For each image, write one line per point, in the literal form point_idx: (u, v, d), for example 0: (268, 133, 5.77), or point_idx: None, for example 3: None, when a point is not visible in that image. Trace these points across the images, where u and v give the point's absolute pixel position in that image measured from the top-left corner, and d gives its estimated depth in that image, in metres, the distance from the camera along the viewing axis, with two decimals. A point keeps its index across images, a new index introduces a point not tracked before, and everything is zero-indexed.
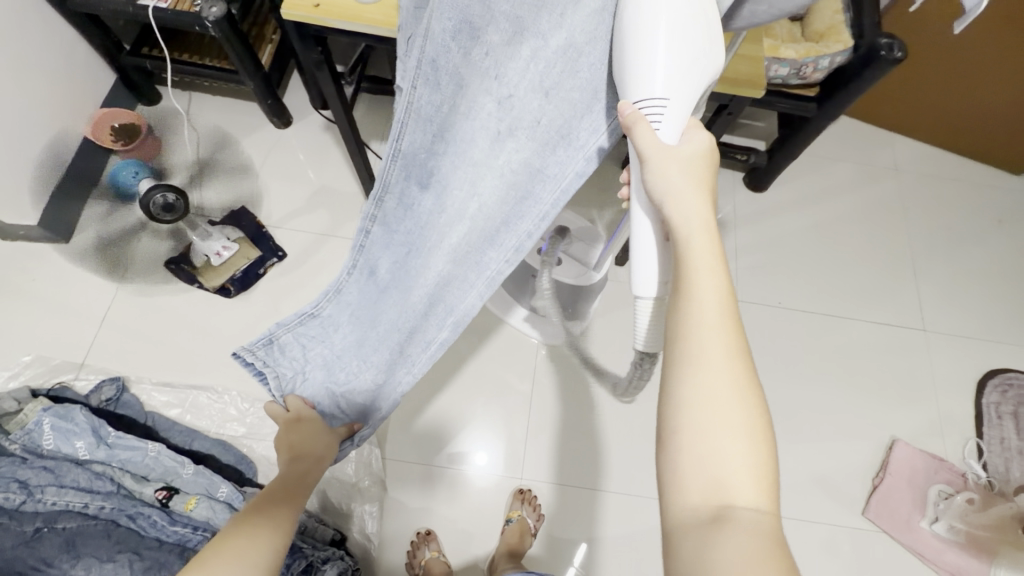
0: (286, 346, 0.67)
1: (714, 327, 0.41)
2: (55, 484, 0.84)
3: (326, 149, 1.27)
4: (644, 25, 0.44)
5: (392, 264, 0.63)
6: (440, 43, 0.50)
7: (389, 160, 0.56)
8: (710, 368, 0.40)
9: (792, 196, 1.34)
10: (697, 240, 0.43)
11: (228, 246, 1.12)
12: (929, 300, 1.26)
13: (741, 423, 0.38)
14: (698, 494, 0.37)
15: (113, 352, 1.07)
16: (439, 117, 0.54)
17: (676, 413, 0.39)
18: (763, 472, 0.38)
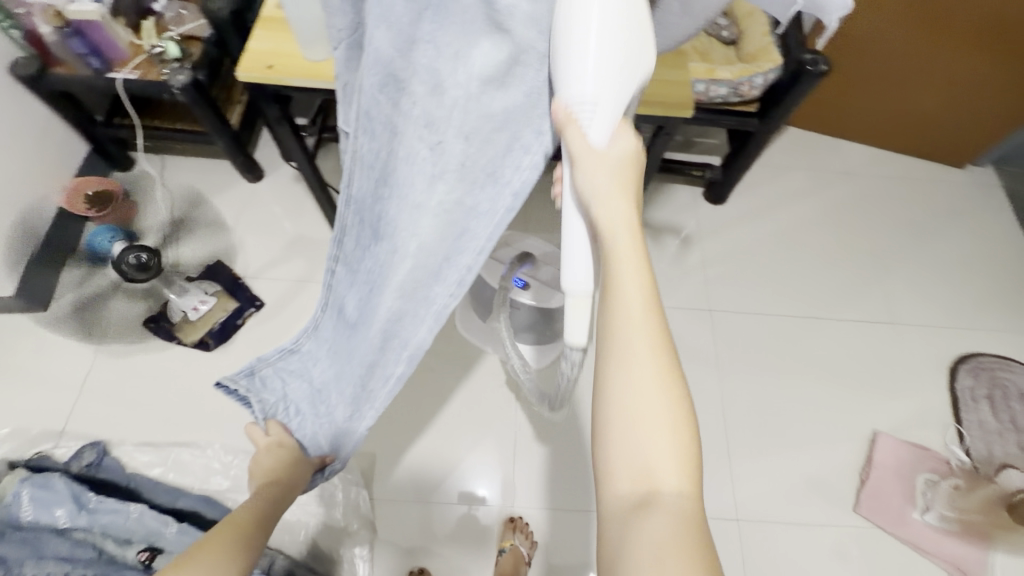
0: (267, 378, 0.69)
1: (641, 338, 0.43)
2: (33, 557, 0.82)
3: (299, 199, 1.32)
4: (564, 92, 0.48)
5: (354, 301, 0.61)
6: (370, 96, 0.51)
7: (343, 205, 0.58)
8: (633, 373, 0.43)
9: (751, 206, 1.39)
10: (620, 237, 0.46)
11: (205, 300, 1.15)
12: (893, 294, 1.30)
13: (662, 422, 0.42)
14: (627, 484, 0.41)
15: (94, 417, 1.06)
16: (380, 157, 0.54)
17: (605, 421, 0.43)
18: (685, 459, 0.42)
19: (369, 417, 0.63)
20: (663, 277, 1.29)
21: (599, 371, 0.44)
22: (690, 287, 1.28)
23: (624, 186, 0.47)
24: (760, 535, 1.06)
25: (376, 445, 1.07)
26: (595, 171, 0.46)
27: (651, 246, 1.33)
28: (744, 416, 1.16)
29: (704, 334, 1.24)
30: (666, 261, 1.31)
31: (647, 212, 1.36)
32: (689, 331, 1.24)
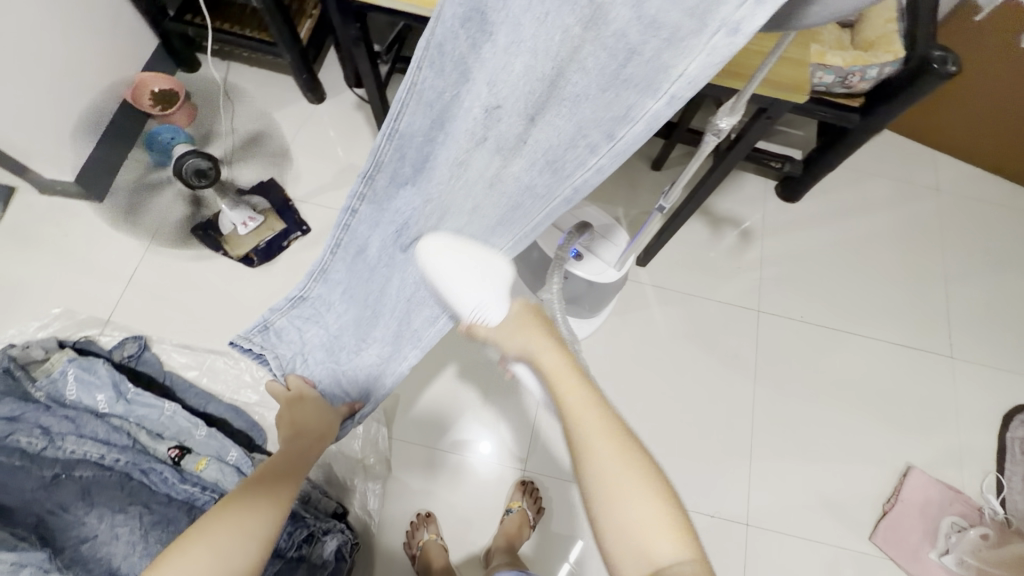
0: (280, 330, 0.71)
1: (597, 436, 0.49)
2: (74, 433, 0.88)
3: (356, 127, 1.28)
4: (657, 95, 0.44)
5: (381, 241, 0.62)
6: (448, 27, 0.42)
7: (383, 139, 0.51)
8: (605, 475, 0.48)
9: (824, 209, 1.30)
10: (550, 364, 0.54)
11: (254, 217, 1.14)
12: (960, 327, 1.22)
13: (648, 503, 0.48)
14: (634, 571, 0.46)
15: (138, 311, 1.09)
16: (435, 113, 0.49)
17: (599, 518, 0.49)
18: (676, 531, 0.47)
19: (412, 355, 0.76)
20: (717, 269, 1.23)
21: (582, 479, 0.50)
22: (743, 284, 1.22)
23: (538, 329, 0.57)
24: (766, 543, 1.04)
25: (401, 386, 1.08)
26: (503, 339, 0.58)
27: (709, 234, 1.26)
28: (773, 424, 1.13)
29: (748, 335, 1.19)
30: (722, 253, 1.25)
31: (712, 198, 1.29)
32: (732, 329, 1.19)
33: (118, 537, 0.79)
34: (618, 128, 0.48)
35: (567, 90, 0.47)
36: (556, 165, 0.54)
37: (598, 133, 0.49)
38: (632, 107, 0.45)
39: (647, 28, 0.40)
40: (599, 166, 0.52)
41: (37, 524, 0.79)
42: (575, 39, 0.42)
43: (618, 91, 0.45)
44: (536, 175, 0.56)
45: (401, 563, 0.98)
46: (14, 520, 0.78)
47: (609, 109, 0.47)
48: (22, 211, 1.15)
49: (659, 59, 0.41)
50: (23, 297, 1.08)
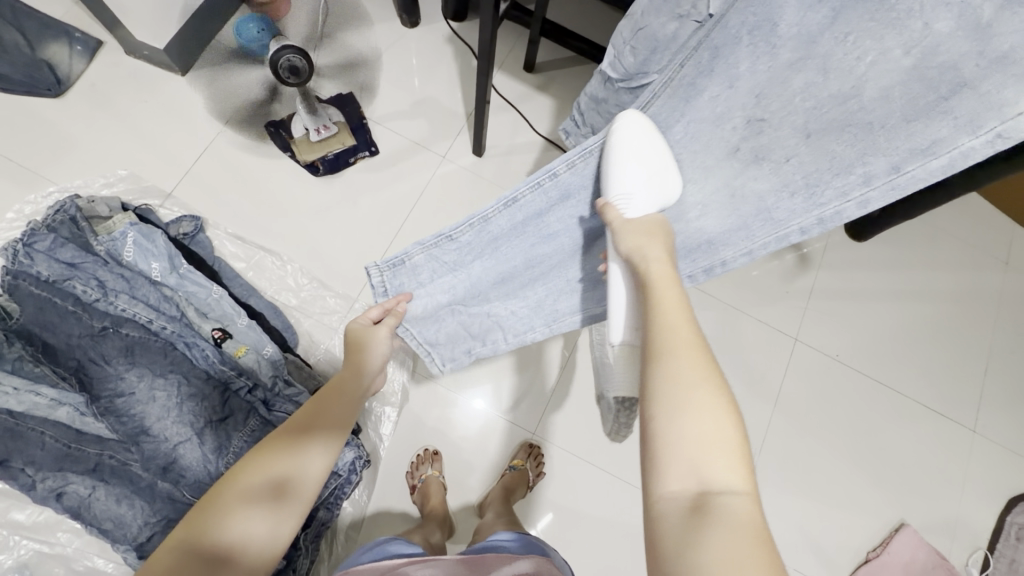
0: (416, 267, 0.72)
1: (681, 338, 0.48)
2: (128, 293, 0.91)
3: (442, 60, 1.26)
4: (974, 135, 0.45)
5: (571, 220, 0.68)
6: (732, 32, 0.48)
7: (627, 122, 0.58)
8: (675, 375, 0.45)
9: (887, 255, 1.27)
10: (654, 269, 0.55)
11: (328, 126, 1.14)
12: (989, 403, 1.20)
13: (711, 416, 0.43)
14: (678, 484, 0.41)
15: (199, 192, 1.11)
16: (675, 113, 0.58)
17: (660, 424, 0.43)
18: (739, 458, 0.42)
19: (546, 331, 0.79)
20: (764, 288, 1.22)
21: (652, 377, 0.46)
22: (787, 309, 1.21)
23: (653, 235, 0.58)
24: None
25: None
26: (619, 232, 0.59)
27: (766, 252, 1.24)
28: (781, 450, 1.14)
29: (780, 358, 1.19)
30: (774, 274, 1.23)
31: None
32: (765, 351, 1.19)
33: (154, 400, 0.84)
34: (911, 162, 0.50)
35: (855, 118, 0.49)
36: (811, 192, 0.56)
37: (882, 163, 0.51)
38: (941, 139, 0.47)
39: (990, 65, 0.41)
40: (863, 202, 0.55)
41: (78, 368, 0.85)
42: (890, 64, 0.45)
43: (926, 121, 0.47)
44: (784, 198, 0.58)
45: (400, 492, 1.01)
46: (58, 360, 0.85)
47: (911, 140, 0.49)
48: (107, 69, 1.16)
49: (995, 94, 0.43)
50: (93, 154, 1.10)
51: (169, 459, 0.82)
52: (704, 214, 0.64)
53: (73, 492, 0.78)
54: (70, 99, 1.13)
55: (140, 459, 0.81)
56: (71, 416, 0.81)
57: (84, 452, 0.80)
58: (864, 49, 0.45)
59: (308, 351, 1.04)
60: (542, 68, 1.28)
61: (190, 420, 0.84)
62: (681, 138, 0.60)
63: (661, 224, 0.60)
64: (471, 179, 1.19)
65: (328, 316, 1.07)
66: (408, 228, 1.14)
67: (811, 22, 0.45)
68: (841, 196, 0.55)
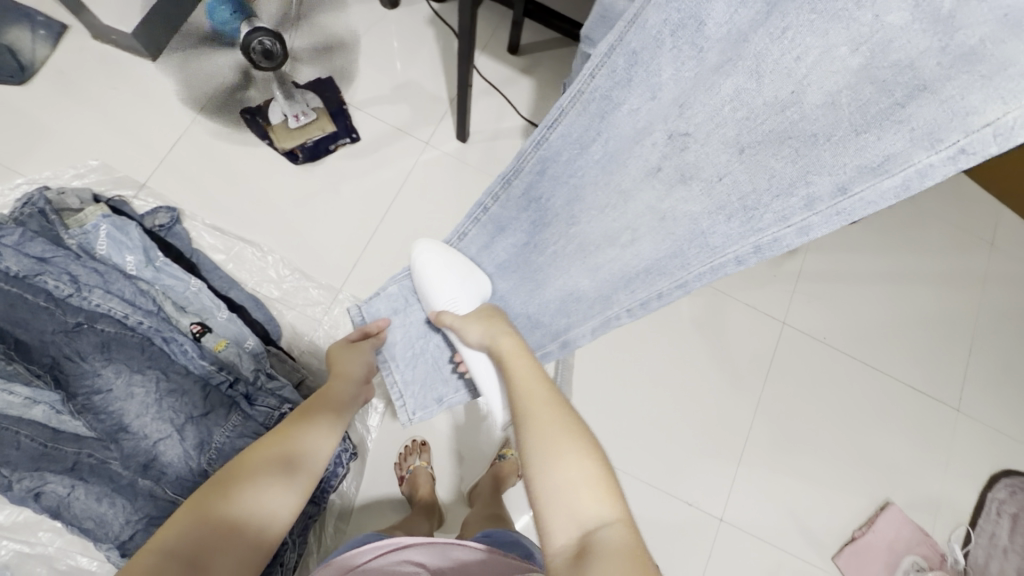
0: (390, 295, 0.80)
1: (541, 405, 0.53)
2: (102, 288, 0.88)
3: (423, 43, 1.23)
4: (932, 152, 0.42)
5: (513, 248, 0.71)
6: (652, 31, 0.45)
7: (532, 146, 0.58)
8: (542, 438, 0.50)
9: (874, 238, 1.27)
10: (506, 347, 0.62)
11: (306, 113, 1.10)
12: (973, 383, 1.22)
13: (576, 460, 0.48)
14: (562, 534, 0.44)
15: (175, 182, 1.08)
16: (588, 136, 0.55)
17: (537, 486, 0.48)
18: (603, 488, 0.46)
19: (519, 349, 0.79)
20: (752, 272, 1.22)
21: (522, 450, 0.51)
22: (775, 293, 1.21)
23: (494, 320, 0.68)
24: (734, 542, 1.08)
25: None
26: (465, 328, 0.68)
27: None
28: (768, 433, 1.14)
29: (768, 342, 1.19)
30: (762, 258, 1.23)
31: None
32: (753, 335, 1.19)
33: (133, 396, 0.82)
34: (859, 183, 0.46)
35: (797, 127, 0.46)
36: (749, 215, 0.53)
37: (827, 183, 0.47)
38: (894, 155, 0.43)
39: (955, 62, 0.38)
40: (804, 227, 0.50)
41: (52, 365, 0.83)
42: (834, 65, 0.41)
43: (877, 132, 0.43)
44: (720, 221, 0.55)
45: (388, 483, 1.00)
46: (32, 357, 0.82)
47: (859, 157, 0.45)
48: (74, 55, 1.12)
49: (959, 99, 0.39)
50: (62, 143, 1.06)
51: (150, 456, 0.80)
52: (636, 239, 0.62)
53: (51, 492, 0.76)
54: (36, 86, 1.09)
55: (120, 457, 0.79)
56: (48, 414, 0.79)
57: (62, 451, 0.78)
58: (804, 46, 0.42)
59: (292, 344, 1.03)
60: (526, 50, 1.25)
61: (170, 417, 0.82)
62: (599, 160, 0.57)
63: (491, 311, 0.70)
64: (455, 166, 1.17)
65: (312, 307, 1.05)
66: (392, 216, 1.12)
67: (739, 20, 0.42)
68: (781, 220, 0.51)
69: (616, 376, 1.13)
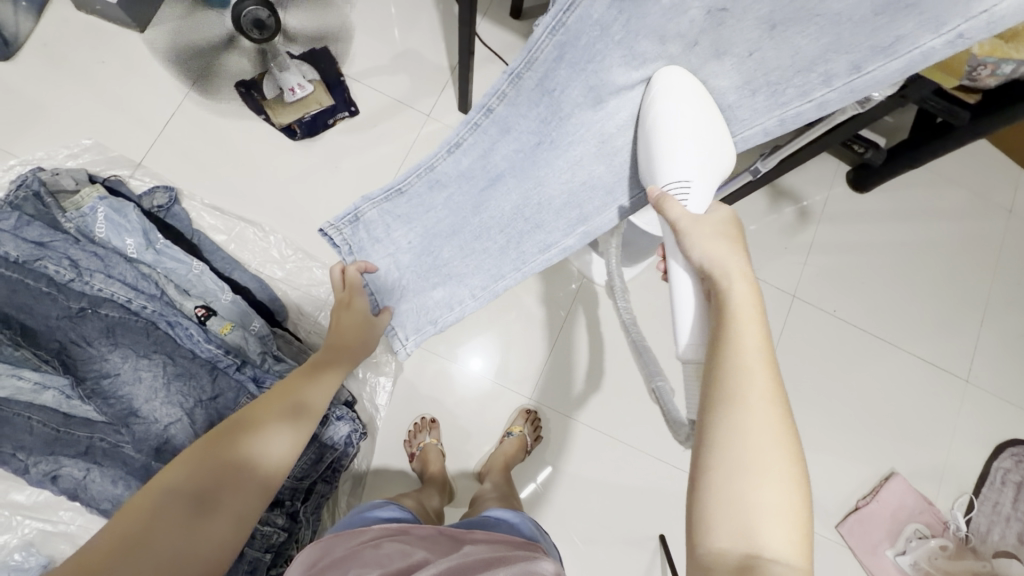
0: (371, 224, 0.69)
1: (754, 381, 0.44)
2: (103, 272, 0.86)
3: (420, 8, 1.17)
4: (941, 29, 0.47)
5: (516, 154, 0.64)
6: None
7: (546, 32, 0.52)
8: (741, 428, 0.43)
9: (889, 207, 1.24)
10: (735, 291, 0.47)
11: (303, 85, 1.06)
12: (985, 353, 1.21)
13: (774, 481, 0.42)
14: (727, 544, 0.41)
15: (172, 161, 1.05)
16: (615, 16, 0.50)
17: (722, 477, 0.42)
18: (798, 529, 0.41)
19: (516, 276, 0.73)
20: (765, 245, 1.19)
21: (710, 419, 0.44)
22: (786, 266, 1.19)
23: (733, 241, 0.51)
24: None
25: None
26: (687, 237, 0.51)
27: (767, 208, 1.21)
28: None
29: (777, 315, 1.17)
30: (773, 229, 1.20)
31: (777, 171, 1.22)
32: (760, 309, 1.17)
33: (140, 381, 0.82)
34: (871, 62, 0.51)
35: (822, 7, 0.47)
36: (774, 89, 0.56)
37: (844, 61, 0.51)
38: (903, 36, 0.48)
39: None
40: (823, 103, 0.56)
41: (60, 350, 0.82)
42: None
43: (890, 16, 0.47)
44: (745, 96, 0.57)
45: (398, 460, 1.02)
46: (39, 342, 0.82)
47: (876, 37, 0.49)
48: (60, 29, 1.07)
49: None
50: (53, 122, 1.03)
51: (161, 440, 0.80)
52: None
53: (67, 474, 0.77)
54: (24, 63, 1.05)
55: (131, 441, 0.80)
56: (58, 399, 0.79)
57: (74, 435, 0.78)
58: None
59: (298, 324, 1.02)
60: (528, 14, 1.19)
61: (179, 401, 0.82)
62: (619, 42, 0.52)
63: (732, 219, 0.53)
64: None
65: (316, 287, 1.04)
66: None
67: None
68: (804, 94, 0.55)
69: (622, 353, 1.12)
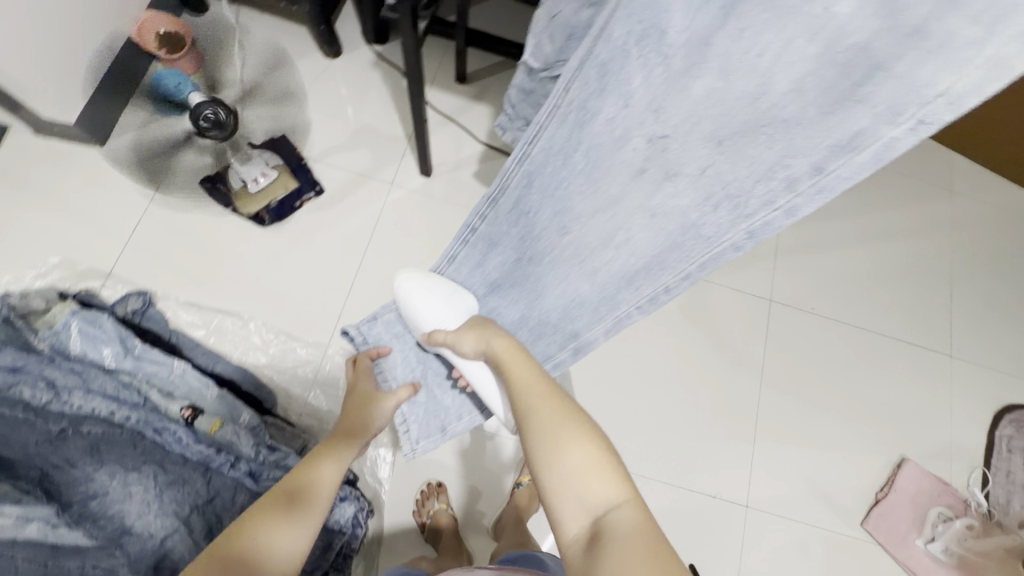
0: (388, 322, 0.82)
1: (532, 398, 0.58)
2: (82, 388, 0.84)
3: (370, 85, 1.23)
4: (896, 124, 0.44)
5: (504, 266, 0.74)
6: (618, 43, 0.46)
7: (514, 163, 0.59)
8: (542, 430, 0.54)
9: (840, 203, 1.31)
10: (501, 350, 0.66)
11: (266, 173, 1.09)
12: (961, 328, 1.25)
13: (584, 454, 0.52)
14: (574, 527, 0.49)
15: (143, 266, 1.06)
16: (570, 146, 0.56)
17: (546, 471, 0.52)
18: (616, 482, 0.50)
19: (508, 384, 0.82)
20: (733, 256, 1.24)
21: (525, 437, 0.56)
22: (758, 272, 1.23)
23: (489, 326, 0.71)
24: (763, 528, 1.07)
25: None
26: (457, 339, 0.71)
27: None
28: (776, 413, 1.15)
29: (758, 321, 1.20)
30: None
31: None
32: (740, 318, 1.20)
33: (131, 496, 0.77)
34: (833, 161, 0.49)
35: (769, 118, 0.48)
36: (736, 203, 0.56)
37: (804, 164, 0.50)
38: (862, 130, 0.46)
39: (906, 39, 0.40)
40: (790, 209, 0.54)
41: (40, 478, 0.75)
42: (795, 55, 0.43)
43: (842, 113, 0.46)
44: (708, 213, 0.58)
45: (408, 533, 0.98)
46: (16, 473, 0.75)
47: (831, 138, 0.47)
48: (18, 154, 1.09)
49: (918, 73, 0.41)
50: (17, 245, 1.03)
51: (159, 556, 0.75)
52: (632, 238, 0.65)
53: None
54: None
55: (127, 563, 0.72)
56: (43, 531, 0.70)
57: (65, 566, 0.68)
58: (762, 43, 0.43)
59: (289, 408, 1.00)
60: (473, 78, 1.26)
61: (174, 509, 0.78)
62: (582, 170, 0.59)
63: (480, 319, 0.72)
64: (424, 202, 1.16)
65: (302, 367, 1.03)
66: (367, 261, 1.11)
67: (699, 26, 0.44)
68: (767, 204, 0.55)
69: (616, 383, 1.13)
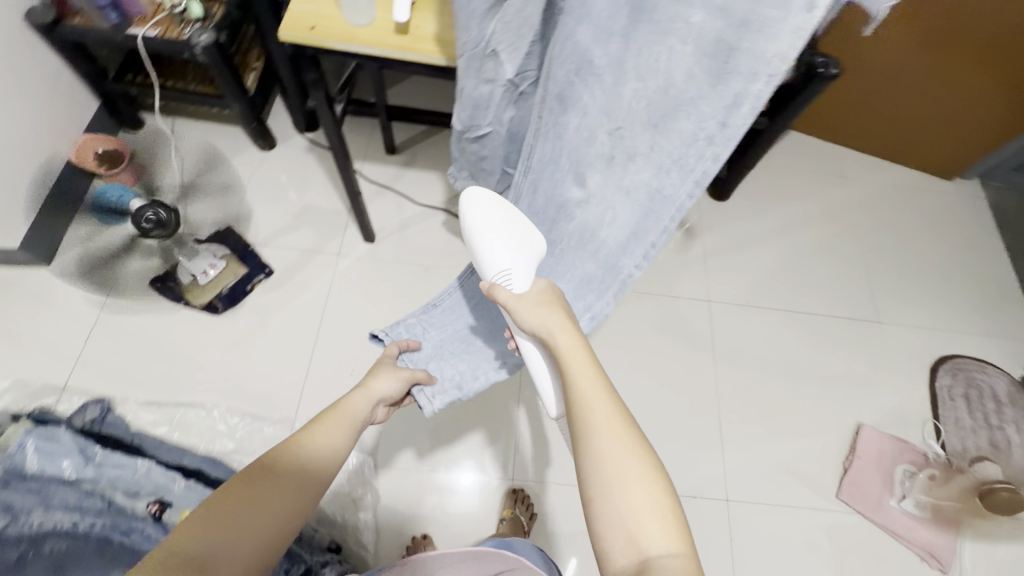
0: (410, 325, 0.80)
1: (596, 402, 0.52)
2: (41, 506, 0.83)
3: (307, 169, 1.32)
4: (756, 78, 0.51)
5: None
6: (563, 79, 0.58)
7: (520, 176, 0.70)
8: (599, 450, 0.50)
9: (752, 204, 1.44)
10: (561, 338, 0.58)
11: (215, 264, 1.14)
12: (883, 295, 1.36)
13: (637, 482, 0.49)
14: (623, 558, 0.46)
15: (99, 373, 1.06)
16: (556, 152, 0.65)
17: (597, 494, 0.49)
18: (672, 522, 0.47)
19: None
20: (668, 267, 1.34)
21: (578, 449, 0.51)
22: (693, 277, 1.33)
23: (554, 304, 0.62)
24: (747, 518, 1.10)
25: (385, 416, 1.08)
26: (520, 310, 0.61)
27: None
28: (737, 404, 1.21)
29: (703, 322, 1.28)
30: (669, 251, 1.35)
31: None
32: (686, 321, 1.28)
33: None
34: (731, 116, 0.54)
35: (680, 97, 0.55)
36: (683, 165, 0.60)
37: (713, 123, 0.55)
38: (742, 93, 0.52)
39: (739, 29, 0.48)
40: (717, 156, 0.59)
41: None
42: (677, 54, 0.52)
43: (726, 81, 0.52)
44: (668, 180, 0.62)
45: None
46: None
47: (718, 100, 0.54)
48: None
49: (757, 49, 0.49)
50: None
51: None
52: (616, 212, 0.67)
53: None
54: None
55: None
56: None
57: None
58: (657, 53, 0.52)
59: None
60: (402, 147, 1.36)
61: None
62: (568, 167, 0.66)
63: (550, 290, 0.64)
64: (372, 266, 1.22)
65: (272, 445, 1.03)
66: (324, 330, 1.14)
67: (614, 48, 0.54)
68: (701, 157, 0.59)
69: None
